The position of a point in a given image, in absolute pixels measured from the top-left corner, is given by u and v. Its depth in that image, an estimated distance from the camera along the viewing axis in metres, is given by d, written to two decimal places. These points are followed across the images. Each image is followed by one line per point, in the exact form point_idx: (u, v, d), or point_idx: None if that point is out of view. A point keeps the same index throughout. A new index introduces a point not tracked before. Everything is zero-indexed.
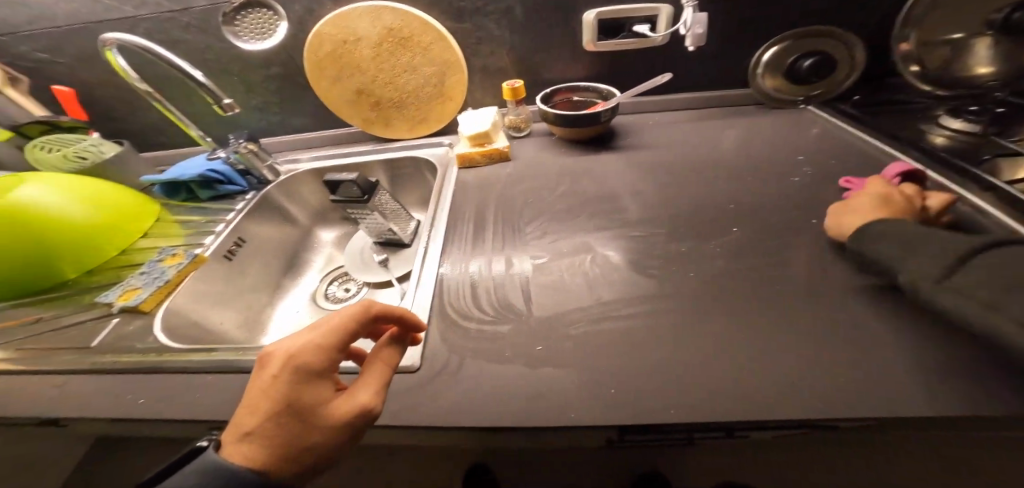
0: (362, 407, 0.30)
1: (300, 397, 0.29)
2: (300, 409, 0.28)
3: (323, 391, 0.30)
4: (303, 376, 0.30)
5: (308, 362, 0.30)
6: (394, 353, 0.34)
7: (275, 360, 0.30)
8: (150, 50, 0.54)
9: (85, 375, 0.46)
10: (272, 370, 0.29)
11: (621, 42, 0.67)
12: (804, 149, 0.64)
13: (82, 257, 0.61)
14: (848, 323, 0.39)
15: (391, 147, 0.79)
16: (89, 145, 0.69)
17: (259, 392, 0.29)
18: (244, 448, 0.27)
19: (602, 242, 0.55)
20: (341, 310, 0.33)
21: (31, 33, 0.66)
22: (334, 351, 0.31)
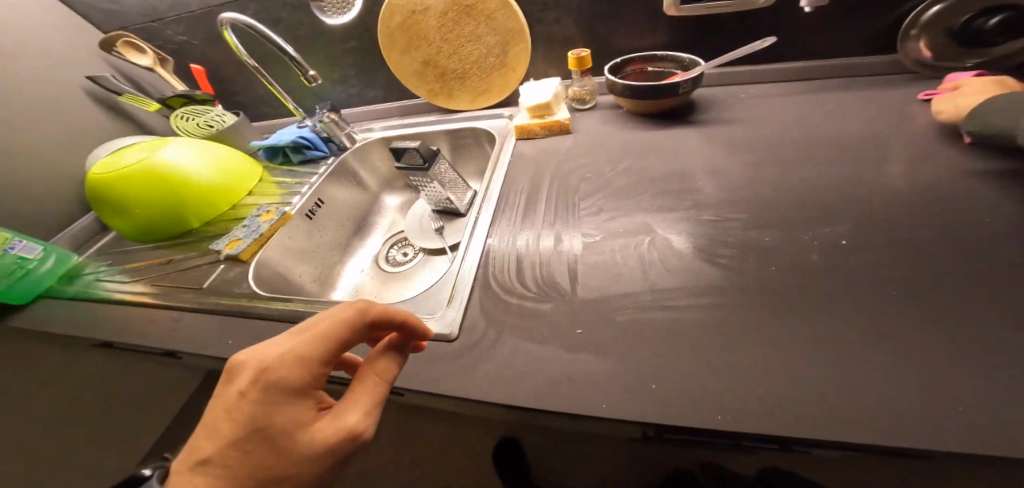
0: (346, 427, 0.31)
1: (274, 420, 0.29)
2: (273, 431, 0.29)
3: (298, 412, 0.31)
4: (276, 395, 0.30)
5: (284, 379, 0.30)
6: (387, 368, 0.35)
7: (247, 377, 0.30)
8: (255, 29, 0.59)
9: (195, 313, 0.57)
10: (244, 388, 0.30)
11: (711, 4, 0.58)
12: (944, 128, 0.51)
13: (203, 212, 0.74)
14: (965, 344, 0.32)
15: (454, 118, 0.80)
16: (215, 116, 0.82)
17: (227, 411, 0.29)
18: (209, 470, 0.28)
19: (662, 226, 0.51)
20: (330, 319, 0.33)
21: (172, 18, 0.78)
22: (313, 367, 0.31)
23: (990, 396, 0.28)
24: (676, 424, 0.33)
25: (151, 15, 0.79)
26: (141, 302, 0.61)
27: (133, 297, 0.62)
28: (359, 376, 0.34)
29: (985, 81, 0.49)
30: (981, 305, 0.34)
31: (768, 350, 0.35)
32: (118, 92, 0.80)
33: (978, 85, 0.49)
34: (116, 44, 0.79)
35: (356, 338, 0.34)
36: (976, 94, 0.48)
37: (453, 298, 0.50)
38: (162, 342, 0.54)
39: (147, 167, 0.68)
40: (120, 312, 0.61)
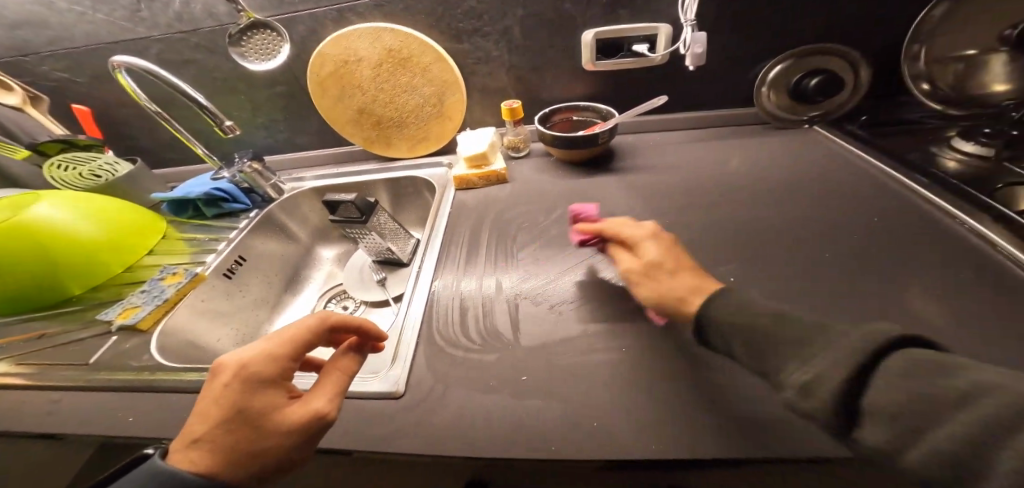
0: (314, 410, 0.34)
1: (251, 404, 0.33)
2: (251, 413, 0.32)
3: (274, 398, 0.34)
4: (253, 383, 0.34)
5: (261, 371, 0.34)
6: (351, 362, 0.39)
7: (225, 373, 0.34)
8: (155, 74, 0.53)
9: (78, 392, 0.49)
10: (225, 378, 0.33)
11: (620, 61, 0.66)
12: (812, 171, 0.62)
13: (87, 275, 0.63)
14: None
15: (392, 168, 0.80)
16: (104, 164, 0.71)
17: (210, 401, 0.33)
18: (195, 453, 0.31)
19: (597, 266, 0.54)
20: (300, 325, 0.38)
21: (51, 53, 0.68)
22: (284, 360, 0.35)
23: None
24: (624, 458, 0.35)
25: (23, 50, 0.67)
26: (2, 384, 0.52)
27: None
28: (327, 370, 0.38)
29: (659, 246, 0.46)
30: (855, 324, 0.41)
31: (697, 375, 0.39)
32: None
33: (651, 251, 0.46)
34: None
35: (318, 341, 0.38)
36: (670, 275, 0.42)
37: (398, 355, 0.48)
38: (41, 426, 0.47)
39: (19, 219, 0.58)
40: None
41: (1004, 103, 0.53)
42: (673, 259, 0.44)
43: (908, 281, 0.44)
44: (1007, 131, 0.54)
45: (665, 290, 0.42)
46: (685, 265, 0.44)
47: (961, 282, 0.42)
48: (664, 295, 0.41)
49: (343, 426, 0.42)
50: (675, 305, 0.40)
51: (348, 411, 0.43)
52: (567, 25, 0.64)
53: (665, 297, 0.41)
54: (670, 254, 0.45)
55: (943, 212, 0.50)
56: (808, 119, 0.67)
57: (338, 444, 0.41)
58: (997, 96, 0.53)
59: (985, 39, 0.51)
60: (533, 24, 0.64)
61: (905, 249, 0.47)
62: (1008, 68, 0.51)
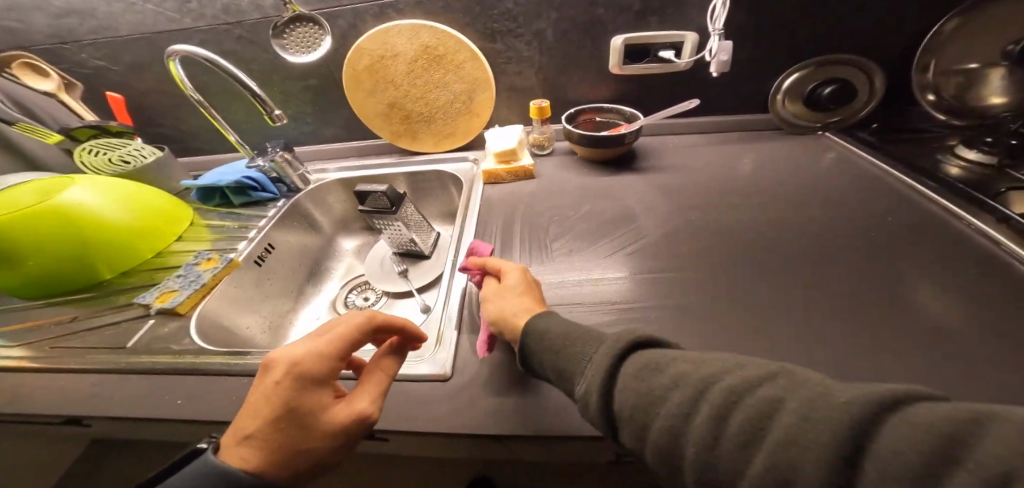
0: (358, 412, 0.36)
1: (301, 402, 0.34)
2: (301, 412, 0.34)
3: (321, 397, 0.35)
4: (304, 381, 0.35)
5: (310, 370, 0.36)
6: (392, 364, 0.40)
7: (280, 369, 0.35)
8: (215, 63, 0.53)
9: (120, 375, 0.49)
10: (277, 376, 0.35)
11: (647, 66, 0.68)
12: (827, 174, 0.65)
13: (118, 260, 0.63)
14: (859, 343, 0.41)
15: (413, 161, 0.82)
16: (133, 150, 0.70)
17: (264, 397, 0.34)
18: (247, 446, 0.33)
19: (627, 259, 0.57)
20: (347, 324, 0.39)
21: (92, 41, 0.67)
22: (333, 361, 0.37)
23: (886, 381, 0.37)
24: None
25: (63, 36, 0.67)
26: (18, 369, 0.52)
27: (9, 363, 0.52)
28: (369, 369, 0.40)
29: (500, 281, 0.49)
30: (876, 314, 0.44)
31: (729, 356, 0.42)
32: (7, 120, 0.64)
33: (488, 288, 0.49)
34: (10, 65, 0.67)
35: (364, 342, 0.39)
36: (507, 297, 0.46)
37: (441, 338, 0.49)
38: (80, 408, 0.47)
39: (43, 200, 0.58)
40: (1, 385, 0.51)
41: (1001, 115, 0.56)
42: (515, 287, 0.47)
43: (912, 276, 0.47)
44: (1006, 140, 0.57)
45: (504, 306, 0.45)
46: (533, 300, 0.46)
47: (967, 279, 0.46)
48: (500, 313, 0.44)
49: (393, 406, 0.43)
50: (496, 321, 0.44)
51: (395, 389, 0.44)
52: (599, 28, 0.67)
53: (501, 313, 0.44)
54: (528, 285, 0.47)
55: (949, 212, 0.54)
56: (821, 125, 0.71)
57: (390, 422, 0.42)
58: (994, 108, 0.56)
59: (989, 52, 0.55)
60: (568, 28, 0.67)
61: (911, 247, 0.51)
62: (1005, 82, 0.54)
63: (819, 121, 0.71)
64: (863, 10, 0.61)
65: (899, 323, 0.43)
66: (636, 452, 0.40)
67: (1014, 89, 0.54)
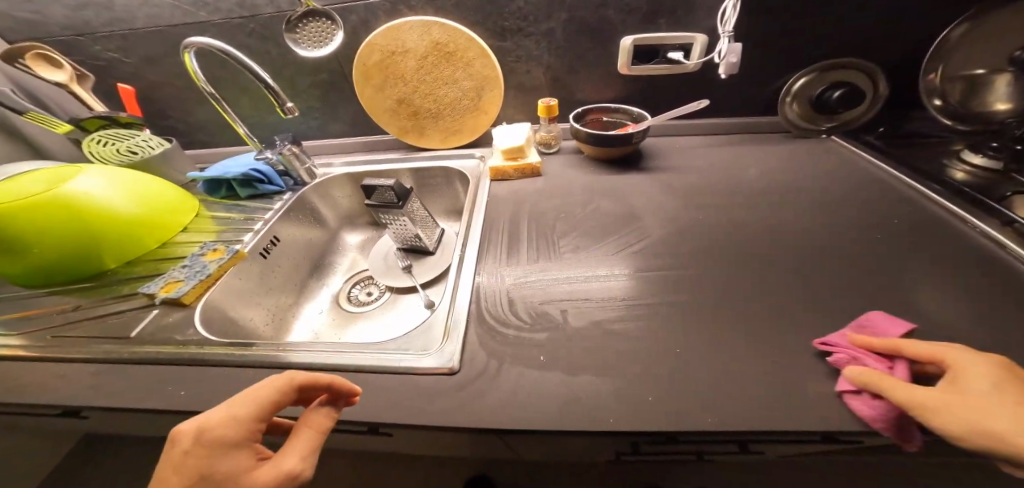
0: (286, 472, 0.32)
1: (215, 469, 0.30)
2: (216, 480, 0.30)
3: (240, 461, 0.32)
4: (217, 447, 0.31)
5: (224, 433, 0.32)
6: (323, 420, 0.37)
7: (184, 438, 0.31)
8: (232, 55, 0.53)
9: (122, 364, 0.49)
10: (185, 444, 0.30)
11: (654, 67, 0.68)
12: (834, 176, 0.65)
13: (122, 250, 0.62)
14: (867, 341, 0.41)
15: (419, 157, 0.82)
16: (141, 141, 0.70)
17: (164, 472, 0.29)
18: None
19: (636, 256, 0.56)
20: (270, 382, 0.36)
21: (107, 34, 0.68)
22: (252, 422, 0.33)
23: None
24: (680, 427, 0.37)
25: (76, 28, 0.67)
26: (15, 358, 0.51)
27: (2, 352, 0.52)
28: (296, 430, 0.36)
29: (984, 370, 0.32)
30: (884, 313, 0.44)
31: (738, 352, 0.42)
32: (18, 109, 0.62)
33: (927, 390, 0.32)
34: (24, 56, 0.65)
35: (287, 399, 0.36)
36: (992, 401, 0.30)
37: (447, 332, 0.49)
38: (80, 397, 0.46)
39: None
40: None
41: (1006, 121, 0.58)
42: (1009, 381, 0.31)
43: (918, 277, 0.48)
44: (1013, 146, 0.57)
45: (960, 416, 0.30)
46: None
47: (973, 281, 0.46)
48: (991, 429, 0.29)
49: (400, 399, 0.43)
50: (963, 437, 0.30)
51: (401, 381, 0.44)
52: (609, 29, 0.67)
53: (990, 427, 0.29)
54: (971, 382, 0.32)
55: (955, 216, 0.54)
56: (826, 129, 0.71)
57: (396, 415, 0.41)
58: (999, 114, 0.58)
59: (997, 59, 0.56)
60: (579, 28, 0.67)
61: (918, 249, 0.51)
62: (1012, 88, 0.56)
63: (824, 124, 0.71)
64: (870, 12, 0.61)
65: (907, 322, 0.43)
66: (645, 445, 0.40)
67: (1020, 95, 0.56)
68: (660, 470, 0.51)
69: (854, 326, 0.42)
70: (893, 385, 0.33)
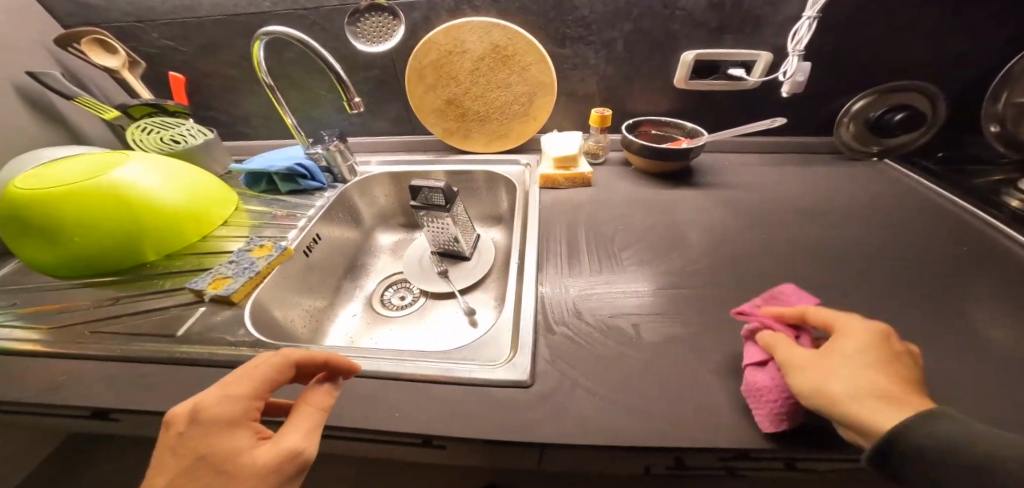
0: (286, 451, 0.30)
1: (211, 449, 0.29)
2: (214, 460, 0.29)
3: (237, 441, 0.30)
4: (211, 426, 0.29)
5: (217, 413, 0.30)
6: (325, 395, 0.35)
7: (177, 420, 0.29)
8: (304, 43, 0.52)
9: (171, 365, 0.46)
10: (179, 426, 0.29)
11: (713, 82, 0.69)
12: (890, 199, 0.64)
13: (163, 242, 0.59)
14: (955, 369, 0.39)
15: (462, 160, 0.81)
16: (186, 131, 0.68)
17: (161, 454, 0.28)
18: None
19: (701, 272, 0.55)
20: (259, 359, 0.34)
21: (165, 21, 0.66)
22: (246, 400, 0.31)
23: (1001, 411, 0.35)
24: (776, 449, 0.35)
25: (132, 13, 0.65)
26: (50, 353, 0.48)
27: (35, 346, 0.49)
28: (299, 407, 0.34)
29: (863, 341, 0.33)
30: (971, 340, 0.42)
31: None
32: (68, 94, 0.63)
33: (803, 352, 0.34)
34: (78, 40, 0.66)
35: (285, 376, 0.34)
36: (847, 368, 0.31)
37: (516, 343, 0.47)
38: (128, 396, 0.43)
39: (19, 196, 0.53)
40: (31, 369, 0.47)
41: None
42: (878, 352, 0.32)
43: (996, 303, 0.46)
44: None
45: (830, 384, 0.31)
46: (897, 374, 0.31)
47: None
48: (830, 389, 0.31)
49: (475, 413, 0.40)
50: (813, 398, 0.31)
51: (473, 396, 0.42)
52: (670, 41, 0.67)
53: (827, 396, 0.31)
54: (884, 353, 0.33)
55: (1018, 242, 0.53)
56: (878, 152, 0.71)
57: (470, 427, 0.39)
58: None
59: None
60: (642, 38, 0.67)
61: (990, 277, 0.50)
62: None
63: (876, 147, 0.71)
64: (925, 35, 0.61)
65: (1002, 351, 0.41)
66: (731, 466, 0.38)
67: None
68: (698, 482, 0.49)
69: (766, 297, 0.42)
70: (783, 345, 0.35)
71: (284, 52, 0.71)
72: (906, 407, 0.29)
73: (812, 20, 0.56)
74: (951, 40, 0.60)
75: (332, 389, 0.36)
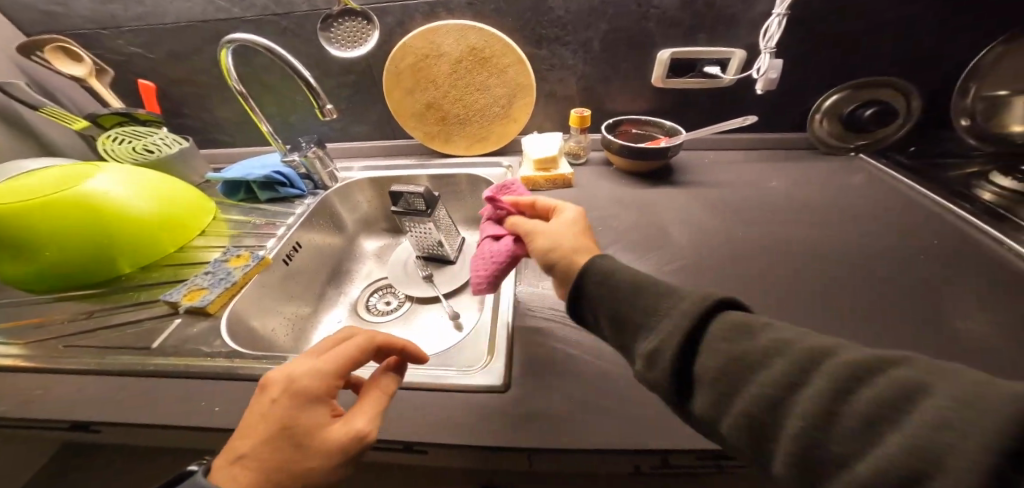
0: (355, 432, 0.33)
1: (298, 419, 0.32)
2: (299, 429, 0.31)
3: (319, 415, 0.33)
4: (301, 398, 0.33)
5: (306, 386, 0.33)
6: (391, 383, 0.38)
7: (275, 387, 0.33)
8: (270, 50, 0.51)
9: (146, 378, 0.45)
10: (275, 393, 0.32)
11: (690, 80, 0.69)
12: (865, 194, 0.65)
13: (139, 253, 0.59)
14: None
15: (445, 164, 0.80)
16: (159, 140, 0.67)
17: (258, 416, 0.32)
18: (237, 469, 0.30)
19: (679, 272, 0.55)
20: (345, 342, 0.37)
21: (133, 28, 0.65)
22: (331, 378, 0.34)
23: None
24: None
25: (99, 20, 0.64)
26: (22, 370, 0.47)
27: (7, 362, 0.48)
28: (367, 389, 0.37)
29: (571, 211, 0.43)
30: (939, 336, 0.43)
31: None
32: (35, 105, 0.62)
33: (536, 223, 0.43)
34: (42, 48, 0.65)
35: (363, 359, 0.37)
36: (562, 232, 0.40)
37: (494, 347, 0.47)
38: (102, 411, 0.43)
39: None
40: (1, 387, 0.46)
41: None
42: (582, 219, 0.42)
43: (964, 296, 0.47)
44: None
45: (553, 241, 0.39)
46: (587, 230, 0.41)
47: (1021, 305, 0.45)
48: (552, 246, 0.39)
49: (451, 418, 0.40)
50: (549, 253, 0.39)
51: (450, 401, 0.42)
52: (645, 41, 0.67)
53: (560, 251, 0.38)
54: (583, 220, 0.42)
55: (987, 235, 0.54)
56: (854, 148, 0.72)
57: (448, 432, 0.39)
58: (1015, 135, 0.58)
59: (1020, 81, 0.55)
60: (617, 38, 0.67)
61: (959, 269, 0.51)
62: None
63: (854, 143, 0.71)
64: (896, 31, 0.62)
65: (971, 343, 0.41)
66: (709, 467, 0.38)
67: None
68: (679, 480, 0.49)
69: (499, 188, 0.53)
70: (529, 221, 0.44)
71: (258, 57, 0.70)
72: (582, 248, 0.38)
73: (782, 18, 0.57)
74: (919, 35, 0.61)
75: (397, 376, 0.39)
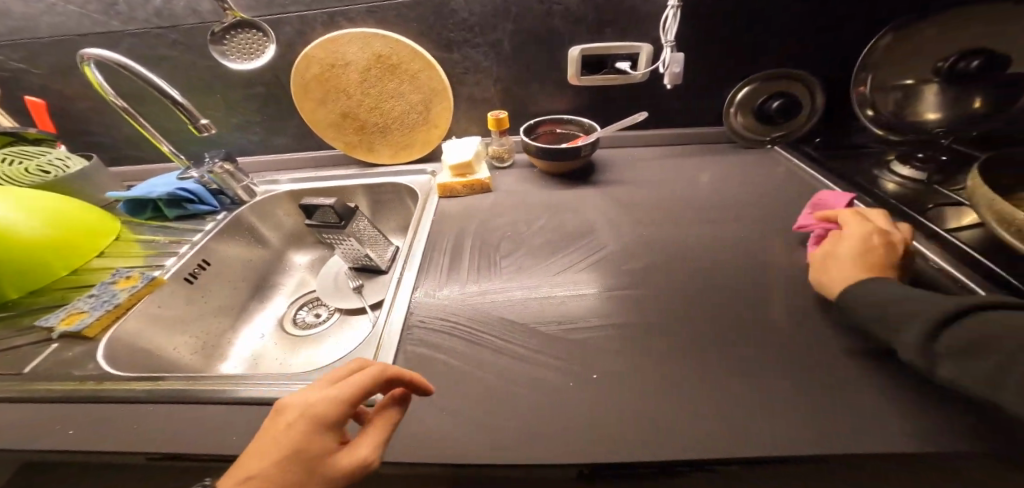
0: (359, 461, 0.30)
1: (307, 445, 0.29)
2: (307, 456, 0.29)
3: (327, 442, 0.30)
4: (315, 424, 0.30)
5: (322, 413, 0.31)
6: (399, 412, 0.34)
7: (292, 411, 0.31)
8: (128, 68, 0.51)
9: (8, 405, 0.44)
10: (289, 418, 0.31)
11: (604, 76, 0.68)
12: (778, 187, 0.65)
13: (26, 277, 0.56)
14: (796, 361, 0.39)
15: (372, 173, 0.79)
16: (53, 159, 0.66)
17: (270, 440, 0.30)
18: None
19: (580, 275, 0.54)
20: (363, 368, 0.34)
21: (10, 42, 0.64)
22: (345, 405, 0.31)
23: (832, 401, 0.35)
24: (600, 463, 0.33)
25: None
26: None
27: None
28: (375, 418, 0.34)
29: (855, 232, 0.43)
30: (819, 332, 0.42)
31: (674, 382, 0.39)
32: None
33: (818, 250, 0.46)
34: None
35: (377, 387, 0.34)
36: (837, 261, 0.42)
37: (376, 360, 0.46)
38: None
39: None
40: None
41: (936, 131, 0.58)
42: (859, 243, 0.42)
43: None
44: (938, 156, 0.59)
45: (826, 274, 0.43)
46: (871, 258, 0.41)
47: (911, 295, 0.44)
48: (822, 279, 0.43)
49: None
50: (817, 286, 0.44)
51: None
52: (550, 41, 0.67)
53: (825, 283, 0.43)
54: (873, 245, 0.42)
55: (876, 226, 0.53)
56: (769, 140, 0.72)
57: None
58: (930, 123, 0.58)
59: (923, 70, 0.56)
60: (522, 40, 0.67)
61: None
62: (938, 99, 0.57)
63: (769, 135, 0.71)
64: (788, 24, 0.62)
65: (857, 338, 0.40)
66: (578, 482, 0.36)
67: (945, 105, 0.57)
68: None
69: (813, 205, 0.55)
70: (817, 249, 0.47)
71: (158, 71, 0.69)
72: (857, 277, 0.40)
73: (676, 9, 0.57)
74: (806, 27, 0.62)
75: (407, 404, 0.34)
